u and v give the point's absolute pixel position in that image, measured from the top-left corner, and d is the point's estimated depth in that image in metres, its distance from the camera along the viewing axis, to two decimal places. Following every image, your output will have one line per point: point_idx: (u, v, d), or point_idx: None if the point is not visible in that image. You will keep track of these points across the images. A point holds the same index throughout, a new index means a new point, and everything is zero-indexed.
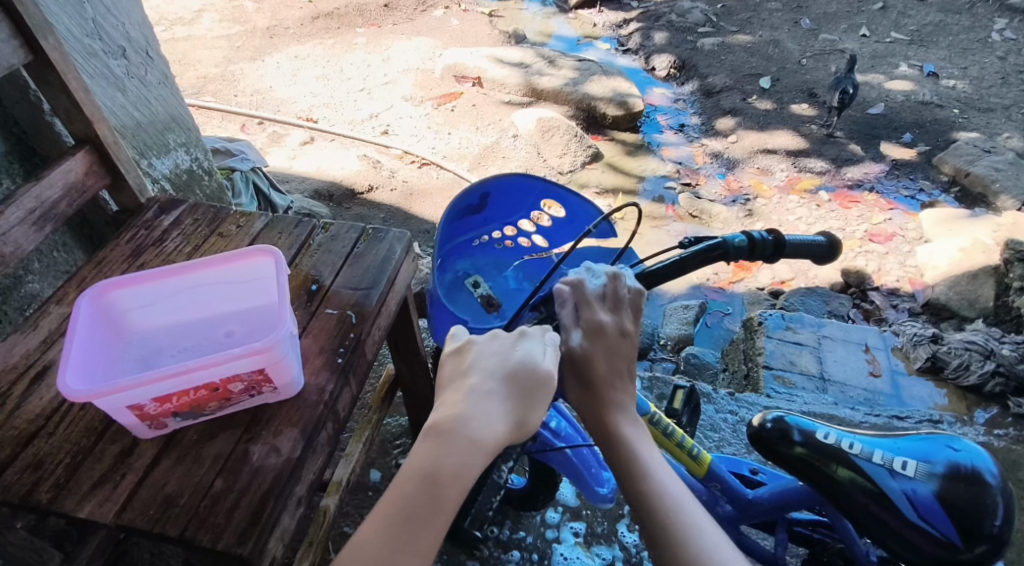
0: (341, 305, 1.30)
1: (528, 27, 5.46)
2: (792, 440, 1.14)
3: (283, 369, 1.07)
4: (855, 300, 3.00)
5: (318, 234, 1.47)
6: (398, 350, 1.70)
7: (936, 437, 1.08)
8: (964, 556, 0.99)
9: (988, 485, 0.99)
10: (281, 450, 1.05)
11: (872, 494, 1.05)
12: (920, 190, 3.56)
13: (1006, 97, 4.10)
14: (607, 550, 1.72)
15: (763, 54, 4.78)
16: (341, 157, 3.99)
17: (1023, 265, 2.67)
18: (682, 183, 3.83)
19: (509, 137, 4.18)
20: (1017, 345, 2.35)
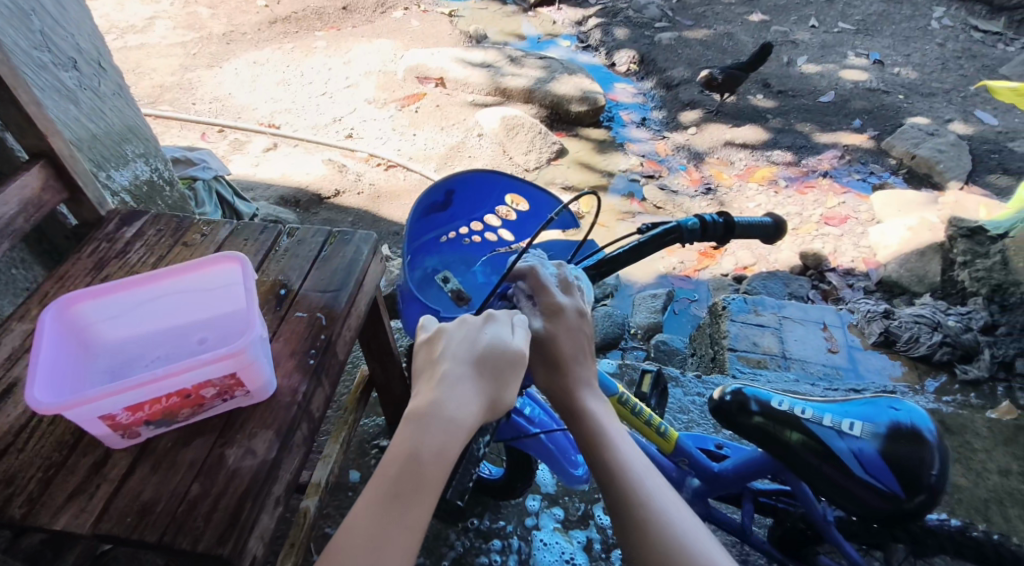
0: (310, 308, 1.34)
1: (490, 27, 5.49)
2: (750, 411, 1.22)
3: (254, 373, 1.10)
4: (814, 281, 3.13)
5: (284, 239, 1.50)
6: (371, 351, 1.73)
7: (880, 399, 1.17)
8: (907, 506, 1.08)
9: (925, 439, 1.08)
10: (256, 452, 1.09)
11: (821, 454, 1.14)
12: (871, 173, 3.71)
13: (947, 81, 4.29)
14: (584, 532, 1.79)
15: (718, 47, 4.90)
16: (307, 163, 4.00)
17: (965, 241, 2.83)
18: (646, 176, 3.94)
19: (474, 136, 4.22)
20: (961, 316, 2.51)
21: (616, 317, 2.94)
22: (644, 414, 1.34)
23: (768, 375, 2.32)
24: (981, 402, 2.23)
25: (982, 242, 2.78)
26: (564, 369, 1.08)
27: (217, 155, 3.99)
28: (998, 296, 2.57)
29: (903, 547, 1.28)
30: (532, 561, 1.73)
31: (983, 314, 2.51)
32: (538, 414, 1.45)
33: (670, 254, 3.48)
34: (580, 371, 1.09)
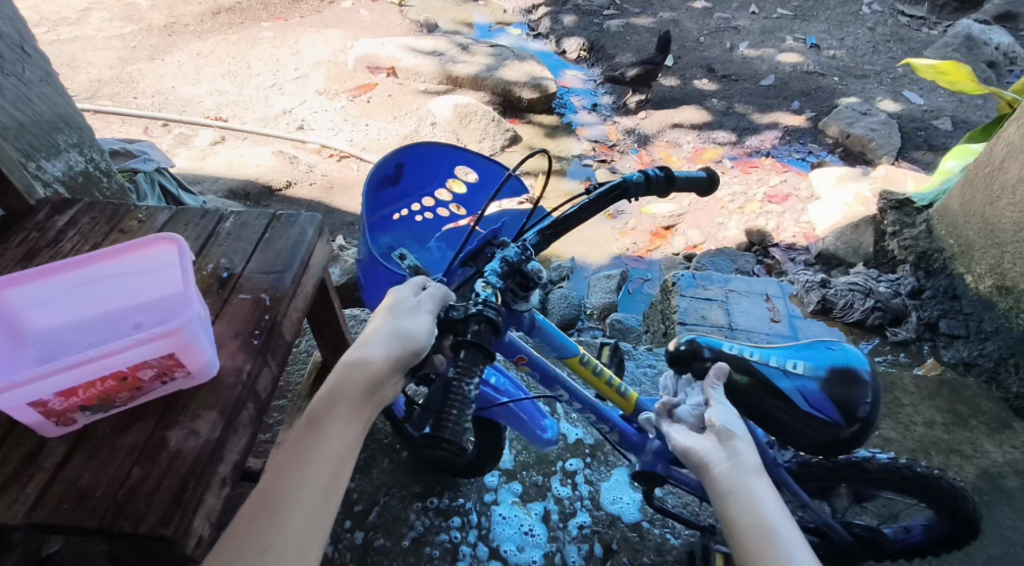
0: (254, 290, 1.36)
1: (442, 16, 5.49)
2: (704, 357, 1.27)
3: (194, 352, 1.10)
4: (759, 257, 3.28)
5: (226, 223, 1.52)
6: (322, 335, 1.80)
7: (817, 344, 1.31)
8: (846, 434, 1.21)
9: (858, 376, 1.23)
10: (200, 433, 1.09)
11: (773, 394, 1.24)
12: (809, 152, 3.89)
13: (877, 63, 4.51)
14: (541, 504, 1.87)
15: (664, 34, 5.02)
16: (256, 155, 3.95)
17: (896, 212, 2.96)
18: (598, 161, 4.03)
19: (427, 125, 4.24)
20: (892, 282, 2.82)
21: (572, 298, 3.04)
22: (604, 375, 1.43)
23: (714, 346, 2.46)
24: (908, 361, 2.59)
25: (911, 214, 2.93)
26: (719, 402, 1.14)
27: (162, 149, 3.90)
28: (923, 261, 2.79)
29: (846, 485, 1.41)
30: (490, 535, 1.79)
31: (909, 281, 2.79)
32: (504, 384, 1.53)
33: (624, 236, 3.61)
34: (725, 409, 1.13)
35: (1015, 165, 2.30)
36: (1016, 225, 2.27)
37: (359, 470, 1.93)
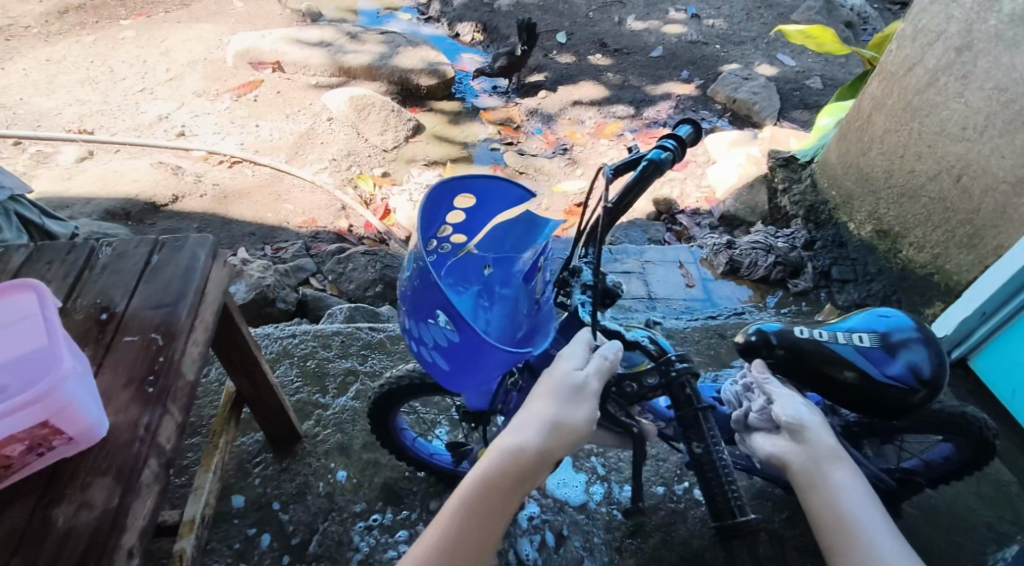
0: (142, 331, 1.28)
1: (326, 5, 5.30)
2: (775, 344, 1.38)
3: (73, 417, 1.02)
4: (668, 225, 3.45)
5: (101, 254, 1.43)
6: (234, 368, 1.73)
7: (869, 311, 1.44)
8: (916, 396, 1.36)
9: (922, 340, 1.39)
10: (95, 504, 1.02)
11: (847, 368, 1.37)
12: (702, 119, 4.05)
13: (752, 30, 4.78)
14: None
15: (556, 10, 5.08)
16: (131, 168, 3.60)
17: (783, 170, 3.23)
18: (505, 143, 4.04)
19: (323, 120, 4.03)
20: (788, 237, 2.95)
21: None
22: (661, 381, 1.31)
23: (640, 318, 2.55)
24: (810, 308, 2.69)
25: (795, 170, 3.24)
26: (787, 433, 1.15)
27: (18, 172, 3.47)
28: (812, 215, 3.00)
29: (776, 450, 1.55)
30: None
31: (802, 233, 2.96)
32: None
33: None
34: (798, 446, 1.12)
35: (880, 117, 2.65)
36: (889, 172, 2.60)
37: (291, 500, 1.88)
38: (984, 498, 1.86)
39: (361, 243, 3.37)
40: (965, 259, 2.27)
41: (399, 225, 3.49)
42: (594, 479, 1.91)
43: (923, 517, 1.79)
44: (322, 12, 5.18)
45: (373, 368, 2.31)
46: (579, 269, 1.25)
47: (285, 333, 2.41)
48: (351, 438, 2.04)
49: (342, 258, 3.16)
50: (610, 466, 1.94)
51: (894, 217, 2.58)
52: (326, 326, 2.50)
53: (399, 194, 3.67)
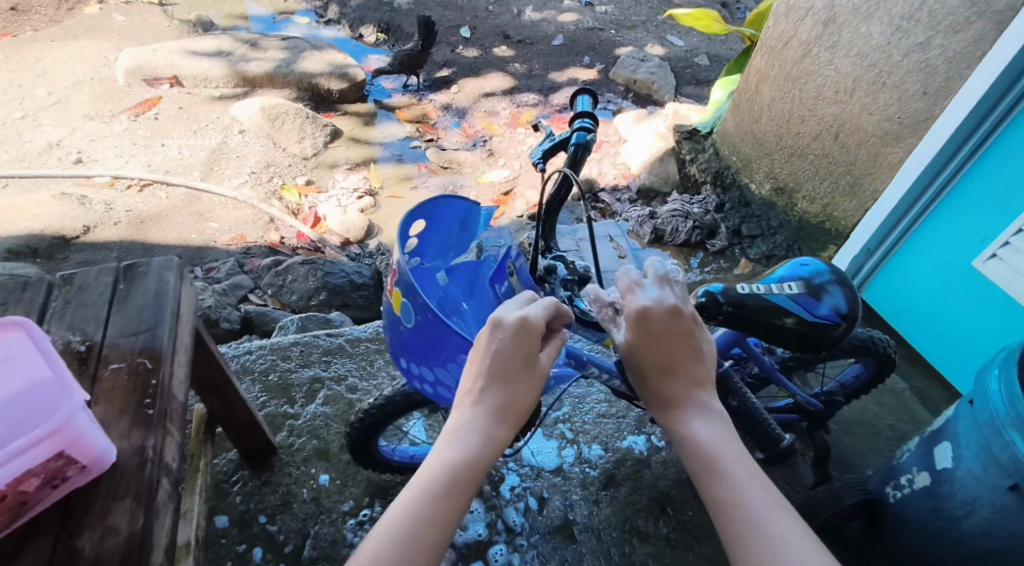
0: (126, 356, 1.06)
1: (213, 10, 5.31)
2: (719, 302, 1.32)
3: (88, 442, 0.86)
4: (591, 203, 3.41)
5: (58, 292, 1.15)
6: (205, 390, 1.50)
7: (790, 262, 1.45)
8: (843, 330, 1.36)
9: (837, 280, 1.40)
10: (120, 527, 0.86)
11: (781, 315, 1.34)
12: (609, 101, 4.28)
13: (641, 14, 5.11)
14: None
15: (455, 7, 5.21)
16: (28, 202, 3.14)
17: (689, 141, 3.38)
18: (426, 140, 4.09)
19: (235, 133, 3.93)
20: (702, 203, 3.07)
21: None
22: None
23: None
24: (728, 265, 2.82)
25: (699, 141, 3.39)
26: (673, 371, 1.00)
27: None
28: (718, 180, 3.16)
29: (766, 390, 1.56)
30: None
31: (713, 199, 3.08)
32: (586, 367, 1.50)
33: None
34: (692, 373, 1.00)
35: (765, 88, 2.82)
36: (779, 136, 2.77)
37: (278, 510, 1.66)
38: (886, 405, 2.10)
39: (296, 253, 3.22)
40: (850, 206, 2.47)
41: (331, 232, 3.40)
42: (564, 443, 1.85)
43: (843, 428, 1.99)
44: (208, 17, 5.21)
45: (339, 373, 2.02)
46: (553, 266, 1.27)
47: (241, 350, 2.06)
48: (326, 442, 1.82)
49: (280, 270, 2.94)
50: (578, 428, 1.90)
51: (788, 175, 2.76)
52: (280, 338, 2.15)
53: (326, 201, 3.60)
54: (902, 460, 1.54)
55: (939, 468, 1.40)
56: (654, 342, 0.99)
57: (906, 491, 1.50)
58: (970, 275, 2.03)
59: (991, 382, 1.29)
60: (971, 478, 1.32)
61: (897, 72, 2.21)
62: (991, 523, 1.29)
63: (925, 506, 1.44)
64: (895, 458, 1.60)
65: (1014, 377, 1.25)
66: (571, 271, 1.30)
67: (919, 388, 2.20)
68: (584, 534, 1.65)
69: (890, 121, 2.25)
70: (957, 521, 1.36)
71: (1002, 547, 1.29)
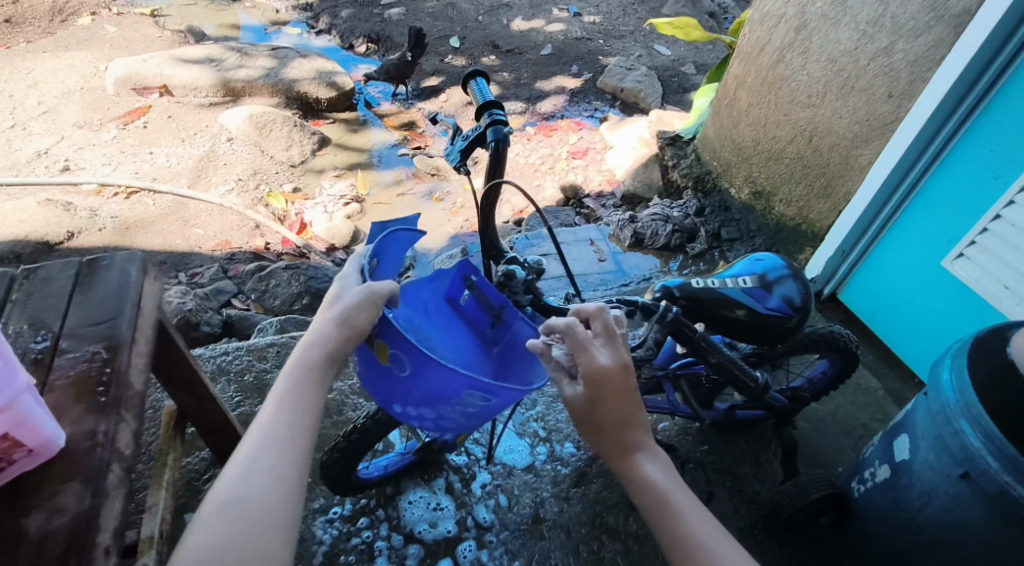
0: (83, 344, 1.07)
1: (205, 21, 5.38)
2: (676, 297, 1.36)
3: (35, 423, 0.88)
4: (576, 209, 3.45)
5: (20, 283, 1.16)
6: (173, 383, 1.50)
7: (746, 257, 1.49)
8: (792, 322, 1.42)
9: (791, 274, 1.44)
10: (67, 508, 0.88)
11: (735, 309, 1.40)
12: (595, 109, 4.32)
13: (629, 25, 5.17)
14: (443, 477, 1.73)
15: (445, 17, 5.27)
16: (13, 209, 3.16)
17: (672, 147, 3.40)
18: (413, 147, 4.12)
19: (223, 141, 3.95)
20: (683, 207, 3.08)
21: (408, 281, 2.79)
22: None
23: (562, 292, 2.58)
24: (708, 267, 2.82)
25: (681, 147, 3.41)
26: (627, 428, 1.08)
27: None
28: (700, 185, 3.17)
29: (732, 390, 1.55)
30: (402, 521, 1.63)
31: (693, 203, 3.10)
32: None
33: (456, 216, 3.58)
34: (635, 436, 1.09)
35: (743, 93, 2.85)
36: (757, 140, 2.80)
37: None
38: (859, 404, 2.10)
39: (280, 259, 3.23)
40: (824, 208, 2.49)
41: (317, 238, 3.42)
42: (537, 441, 1.86)
43: (816, 427, 2.00)
44: (201, 29, 5.27)
45: None
46: (512, 271, 1.23)
47: (217, 351, 2.06)
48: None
49: (264, 275, 2.95)
50: (551, 427, 1.90)
51: (765, 178, 2.78)
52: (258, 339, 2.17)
53: (313, 207, 3.62)
54: (867, 454, 1.55)
55: (898, 460, 1.41)
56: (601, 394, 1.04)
57: (869, 484, 1.51)
58: (941, 274, 2.04)
59: (942, 374, 1.32)
60: (926, 469, 1.34)
61: (865, 76, 2.24)
62: (946, 514, 1.30)
63: (886, 499, 1.45)
64: (860, 453, 1.61)
65: (964, 367, 1.28)
66: (526, 269, 1.26)
67: (895, 388, 2.20)
68: (554, 530, 1.66)
69: (860, 124, 2.28)
70: (915, 512, 1.37)
71: (958, 538, 1.29)
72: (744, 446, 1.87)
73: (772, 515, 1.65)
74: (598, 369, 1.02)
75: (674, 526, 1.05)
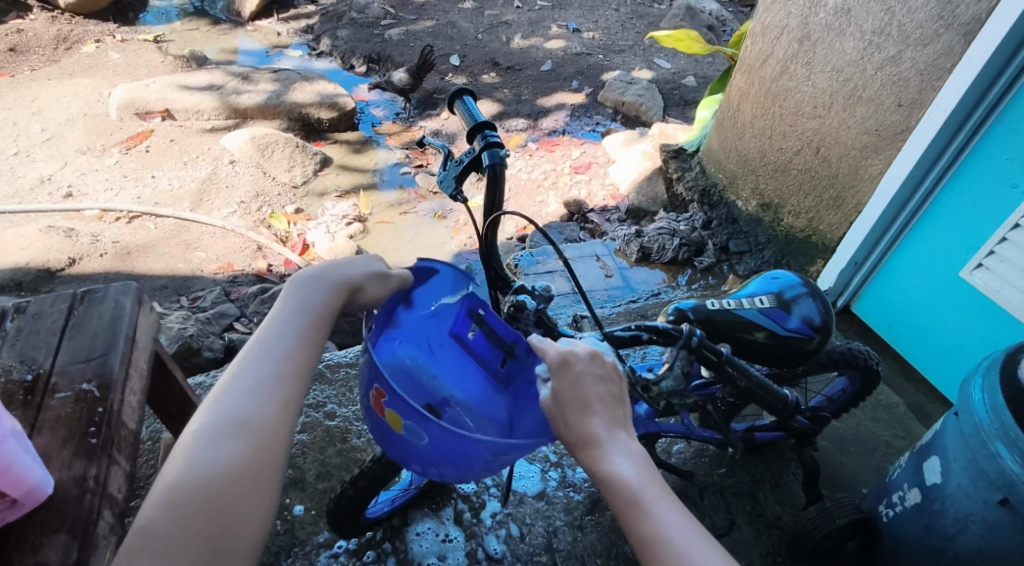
0: (74, 384, 1.06)
1: (207, 46, 5.40)
2: (690, 320, 1.34)
3: (15, 473, 0.85)
4: (581, 224, 3.39)
5: (11, 319, 1.15)
6: (169, 413, 1.47)
7: (761, 276, 1.45)
8: (813, 345, 1.37)
9: (811, 293, 1.40)
10: (51, 563, 0.86)
11: (753, 331, 1.35)
12: (597, 123, 4.30)
13: (628, 39, 5.18)
14: (451, 507, 1.68)
15: (445, 36, 5.28)
16: (15, 237, 3.14)
17: (677, 160, 3.37)
18: (415, 166, 4.11)
19: (225, 164, 3.95)
20: (689, 220, 3.04)
21: None
22: None
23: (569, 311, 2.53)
24: (716, 282, 2.78)
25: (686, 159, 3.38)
26: (588, 410, 0.95)
27: None
28: (705, 198, 3.13)
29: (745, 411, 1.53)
30: (411, 555, 1.58)
31: (699, 215, 3.06)
32: None
33: (459, 233, 3.55)
34: (596, 421, 0.95)
35: (746, 105, 2.83)
36: (762, 152, 2.76)
37: None
38: (880, 421, 2.04)
39: (283, 281, 3.20)
40: (835, 219, 2.45)
41: (320, 258, 3.39)
42: (548, 466, 1.81)
43: (837, 446, 1.94)
44: (204, 53, 5.30)
45: (317, 400, 1.97)
46: (522, 301, 1.22)
47: (218, 379, 2.01)
48: (302, 470, 1.76)
49: (267, 297, 2.91)
50: (562, 451, 1.85)
51: (772, 190, 2.74)
52: None
53: (315, 228, 3.59)
54: (894, 476, 1.50)
55: (929, 484, 1.36)
56: (574, 387, 0.95)
57: (898, 509, 1.45)
58: (959, 285, 2.00)
59: (973, 392, 1.27)
60: (960, 493, 1.28)
61: (872, 85, 2.21)
62: (985, 542, 1.25)
63: (917, 524, 1.39)
64: (887, 475, 1.56)
65: (996, 386, 1.23)
66: (536, 298, 1.24)
67: (917, 403, 2.13)
68: (568, 561, 1.60)
69: (869, 134, 2.24)
70: (951, 539, 1.31)
71: None
72: (763, 469, 1.82)
73: (795, 541, 1.60)
74: (576, 365, 0.96)
75: (649, 525, 0.92)
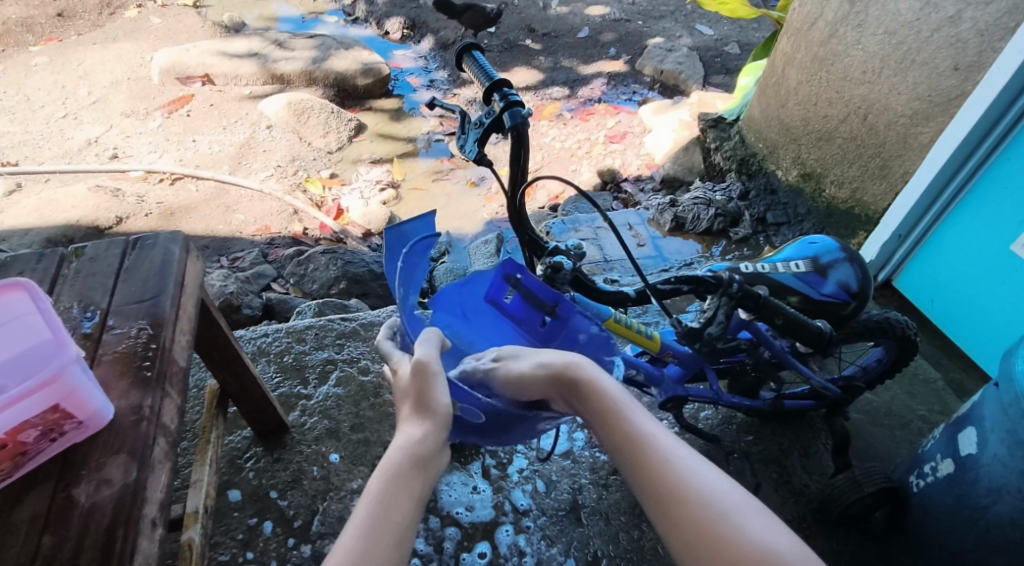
0: (128, 321, 1.11)
1: (247, 12, 5.44)
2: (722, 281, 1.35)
3: (83, 398, 0.93)
4: (614, 194, 3.36)
5: (71, 262, 1.20)
6: (215, 361, 1.52)
7: (798, 240, 1.43)
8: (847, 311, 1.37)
9: (848, 258, 1.38)
10: (113, 480, 0.92)
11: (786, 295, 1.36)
12: (634, 92, 4.21)
13: (669, 5, 5.05)
14: (480, 461, 1.72)
15: None
16: (65, 196, 3.24)
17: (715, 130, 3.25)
18: (449, 134, 4.11)
19: (263, 128, 4.01)
20: (725, 190, 2.98)
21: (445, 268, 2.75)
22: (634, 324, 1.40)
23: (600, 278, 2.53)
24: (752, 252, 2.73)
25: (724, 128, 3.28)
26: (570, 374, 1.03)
27: None
28: (744, 168, 3.06)
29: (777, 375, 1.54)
30: (439, 504, 1.62)
31: (737, 186, 3.00)
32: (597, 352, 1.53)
33: (490, 202, 3.55)
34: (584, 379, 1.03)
35: (792, 71, 2.75)
36: (806, 119, 2.70)
37: (289, 486, 1.67)
38: (916, 395, 2.01)
39: (318, 244, 3.26)
40: (880, 189, 2.38)
41: (353, 223, 3.44)
42: (576, 426, 1.82)
43: (869, 418, 1.92)
44: (243, 20, 5.34)
45: (352, 355, 2.01)
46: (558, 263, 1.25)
47: (258, 332, 2.07)
48: (336, 422, 1.82)
49: (303, 259, 2.94)
50: None
51: (815, 159, 2.68)
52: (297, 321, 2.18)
53: (349, 193, 3.64)
54: (927, 447, 1.48)
55: (964, 454, 1.34)
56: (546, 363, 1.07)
57: (930, 479, 1.43)
58: (1009, 258, 1.94)
59: (1016, 362, 1.25)
60: (996, 463, 1.26)
61: (927, 48, 2.13)
62: (1019, 512, 1.23)
63: (949, 494, 1.37)
64: (919, 446, 1.54)
65: None
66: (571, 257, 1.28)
67: (956, 379, 2.09)
68: (593, 517, 1.62)
69: (920, 100, 2.17)
70: (984, 510, 1.29)
71: None
72: (791, 438, 1.81)
73: (822, 508, 1.60)
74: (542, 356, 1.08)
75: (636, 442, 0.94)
